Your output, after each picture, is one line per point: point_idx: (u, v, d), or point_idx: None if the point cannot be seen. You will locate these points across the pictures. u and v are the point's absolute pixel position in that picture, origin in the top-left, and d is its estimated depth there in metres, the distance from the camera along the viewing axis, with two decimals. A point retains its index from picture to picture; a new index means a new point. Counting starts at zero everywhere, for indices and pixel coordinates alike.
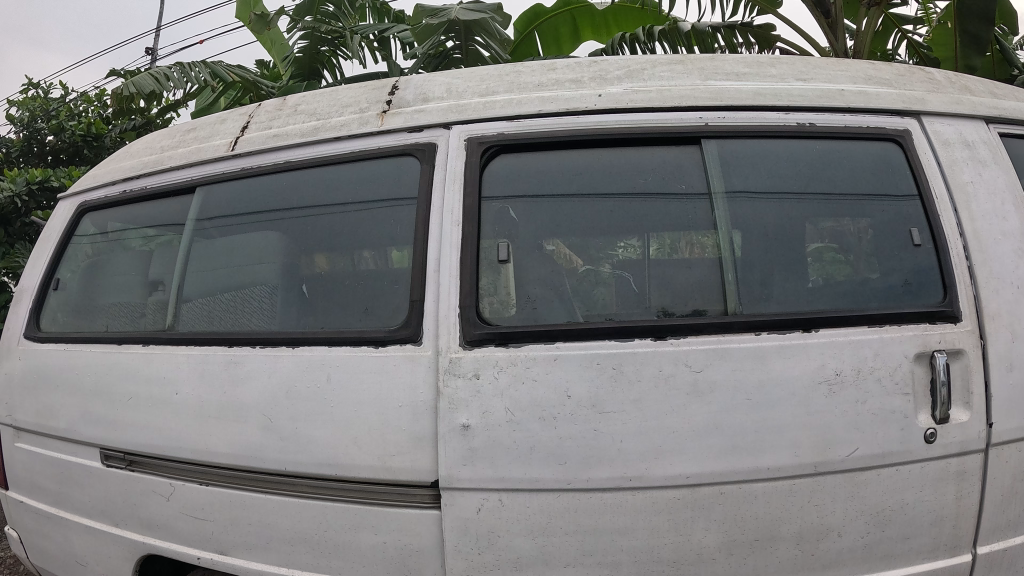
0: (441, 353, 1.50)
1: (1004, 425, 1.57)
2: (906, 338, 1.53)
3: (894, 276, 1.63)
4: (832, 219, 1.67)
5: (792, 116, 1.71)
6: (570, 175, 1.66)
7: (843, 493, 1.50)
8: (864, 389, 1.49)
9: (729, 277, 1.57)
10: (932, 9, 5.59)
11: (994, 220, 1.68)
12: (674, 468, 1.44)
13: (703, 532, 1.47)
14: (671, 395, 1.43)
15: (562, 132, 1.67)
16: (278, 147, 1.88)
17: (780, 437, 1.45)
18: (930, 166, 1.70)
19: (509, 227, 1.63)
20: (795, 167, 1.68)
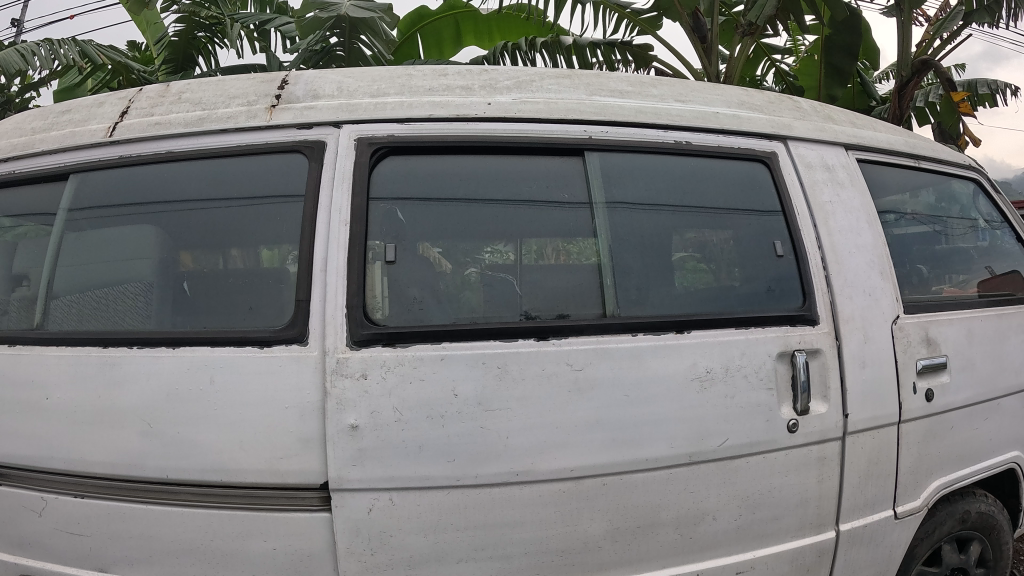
0: (328, 353, 1.49)
1: (858, 415, 1.74)
2: (770, 338, 1.66)
3: (757, 283, 1.76)
4: (700, 231, 1.78)
5: (670, 132, 1.80)
6: (458, 181, 1.69)
7: (718, 481, 1.61)
8: (732, 385, 1.60)
9: (608, 281, 1.65)
10: (800, 40, 5.98)
11: (851, 234, 1.87)
12: (559, 461, 1.50)
13: (587, 522, 1.54)
14: (554, 391, 1.50)
15: (451, 137, 1.69)
16: (158, 135, 1.82)
17: (658, 431, 1.55)
18: (793, 185, 1.86)
19: (396, 229, 1.63)
20: (670, 180, 1.79)
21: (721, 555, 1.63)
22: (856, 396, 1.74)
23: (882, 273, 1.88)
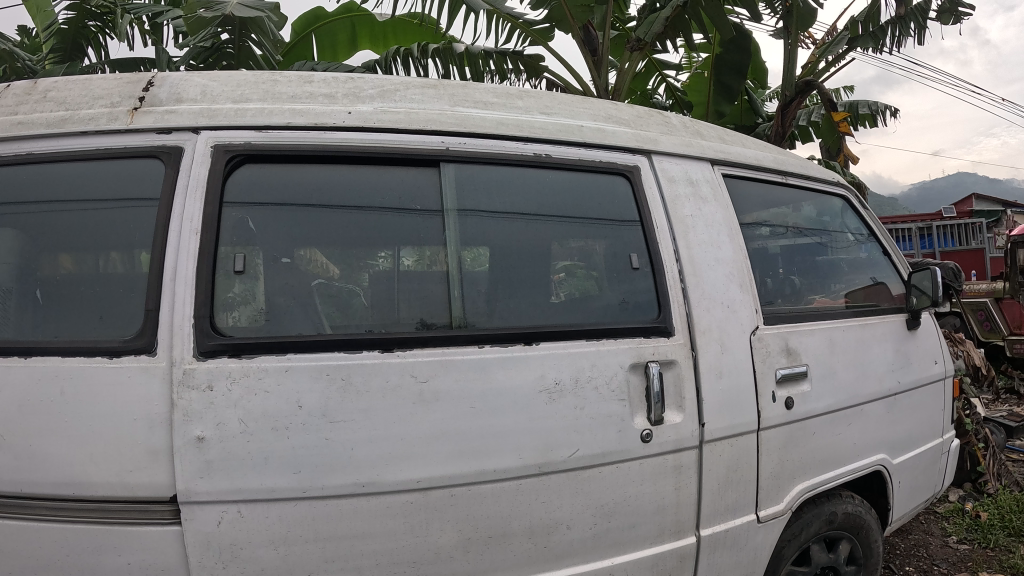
0: (174, 364, 1.47)
1: (714, 424, 1.84)
2: (622, 349, 1.74)
3: (616, 295, 1.85)
4: (585, 240, 1.89)
5: (529, 145, 1.86)
6: (313, 190, 1.69)
7: (572, 490, 1.67)
8: (580, 396, 1.66)
9: (457, 292, 1.69)
10: (691, 57, 6.23)
11: (710, 247, 1.99)
12: (395, 473, 1.52)
13: (430, 536, 1.56)
14: (394, 405, 1.52)
15: (307, 145, 1.69)
16: (18, 135, 1.70)
17: (502, 443, 1.59)
18: (653, 199, 1.95)
19: (247, 238, 1.63)
20: (529, 193, 1.84)
21: (573, 562, 1.69)
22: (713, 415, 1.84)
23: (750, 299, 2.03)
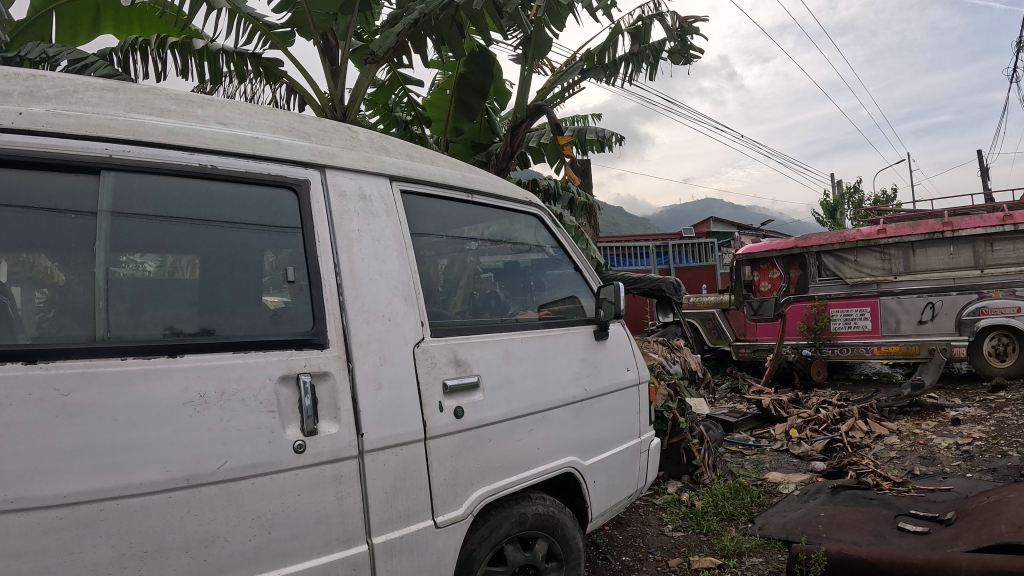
0: (69, 377, 1.41)
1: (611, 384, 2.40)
2: (546, 339, 2.62)
3: (528, 298, 2.74)
4: (500, 259, 2.69)
5: (450, 172, 2.56)
6: (203, 197, 1.75)
7: (553, 433, 2.54)
8: (507, 377, 2.35)
9: (435, 268, 2.32)
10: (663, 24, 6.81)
11: (559, 269, 2.98)
12: (423, 421, 2.01)
13: (467, 468, 2.16)
14: (401, 350, 2.01)
15: (205, 144, 1.77)
16: None
17: (412, 408, 1.98)
18: (531, 229, 2.91)
19: (140, 241, 1.64)
20: (463, 210, 2.53)
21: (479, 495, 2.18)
22: (613, 361, 3.00)
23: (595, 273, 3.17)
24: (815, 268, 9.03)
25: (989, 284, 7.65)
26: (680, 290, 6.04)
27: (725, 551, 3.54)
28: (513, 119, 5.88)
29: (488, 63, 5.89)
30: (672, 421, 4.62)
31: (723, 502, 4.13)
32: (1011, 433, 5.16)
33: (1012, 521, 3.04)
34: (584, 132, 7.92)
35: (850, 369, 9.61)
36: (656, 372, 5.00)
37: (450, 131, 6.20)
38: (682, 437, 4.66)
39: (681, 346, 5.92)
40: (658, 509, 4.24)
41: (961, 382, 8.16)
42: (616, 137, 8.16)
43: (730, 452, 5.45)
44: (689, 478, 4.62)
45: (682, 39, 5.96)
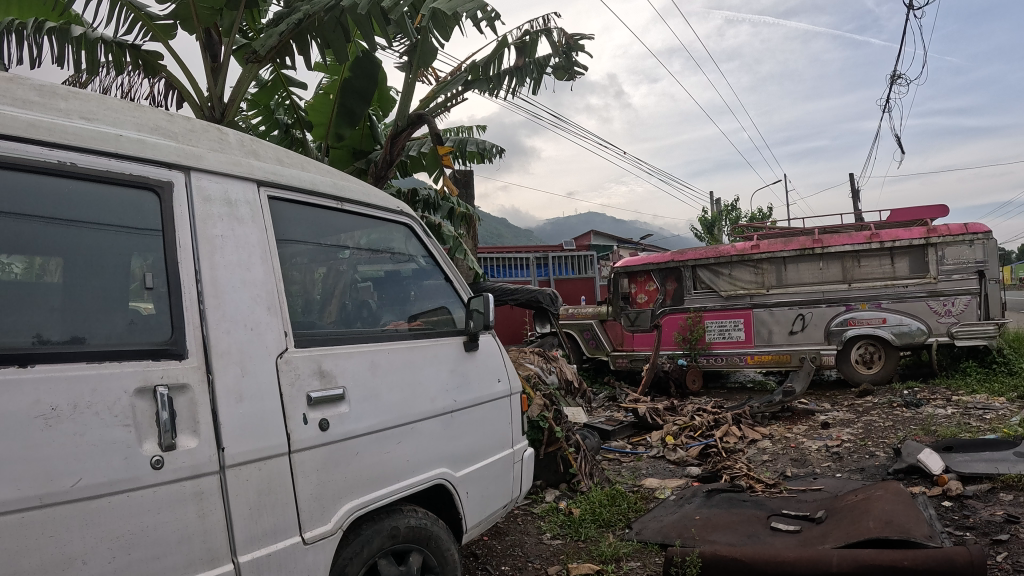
0: None
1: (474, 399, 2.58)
2: (413, 348, 2.80)
3: (397, 305, 2.92)
4: (369, 269, 2.86)
5: (324, 181, 2.70)
6: (65, 199, 1.75)
7: (422, 445, 2.71)
8: (375, 389, 2.49)
9: (304, 279, 2.46)
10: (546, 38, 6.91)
11: (426, 278, 3.17)
12: (287, 434, 2.10)
13: (335, 481, 2.27)
14: (263, 360, 2.09)
15: (66, 142, 1.77)
16: None
17: (275, 420, 2.06)
18: (400, 238, 3.08)
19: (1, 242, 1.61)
20: (334, 221, 2.69)
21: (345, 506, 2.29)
22: (482, 373, 3.22)
23: (468, 284, 3.38)
24: (691, 280, 9.15)
25: (858, 298, 8.19)
26: (556, 301, 6.32)
27: (602, 557, 3.63)
28: (394, 127, 5.80)
29: (371, 67, 5.83)
30: (548, 431, 4.64)
31: (602, 508, 4.23)
32: (874, 434, 5.54)
33: (879, 517, 3.24)
34: (464, 143, 7.92)
35: (727, 377, 10.03)
36: (533, 383, 4.95)
37: (331, 136, 6.04)
38: (558, 446, 4.69)
39: (556, 356, 5.74)
40: (536, 518, 4.24)
41: (830, 388, 8.69)
42: (496, 149, 8.22)
43: (608, 460, 5.53)
44: (567, 486, 4.68)
45: (567, 55, 6.05)
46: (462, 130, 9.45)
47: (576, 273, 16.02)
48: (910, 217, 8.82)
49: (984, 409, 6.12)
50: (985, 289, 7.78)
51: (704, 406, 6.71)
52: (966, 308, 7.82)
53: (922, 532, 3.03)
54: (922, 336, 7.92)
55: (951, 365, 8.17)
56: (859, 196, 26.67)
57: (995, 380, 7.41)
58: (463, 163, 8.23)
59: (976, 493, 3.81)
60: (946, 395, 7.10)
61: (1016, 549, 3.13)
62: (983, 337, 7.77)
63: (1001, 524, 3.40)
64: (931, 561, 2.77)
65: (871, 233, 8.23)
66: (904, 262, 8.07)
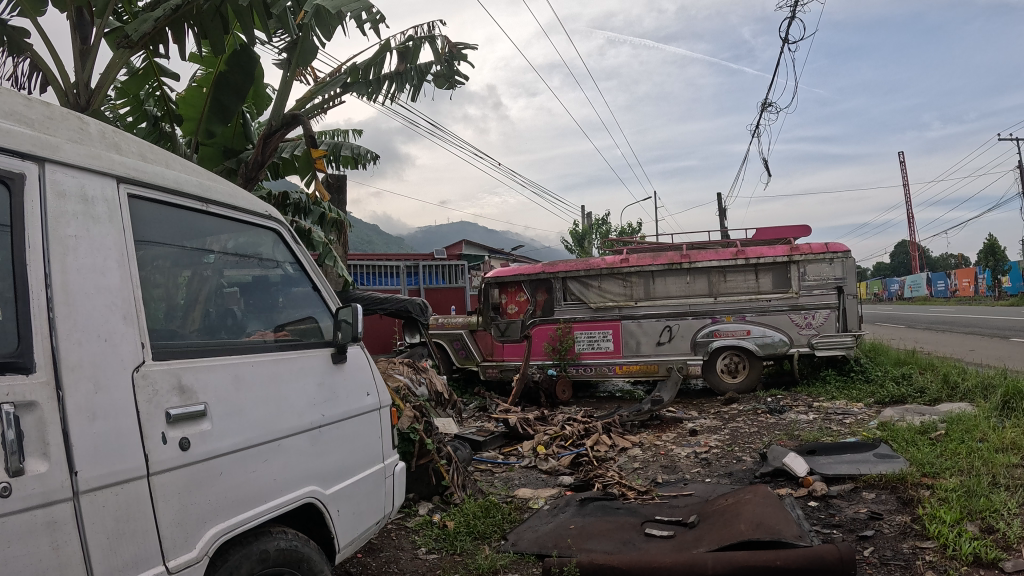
0: None
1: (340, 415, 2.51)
2: (279, 361, 2.66)
3: (262, 316, 2.77)
4: (233, 275, 2.69)
5: (190, 178, 2.49)
6: None
7: (289, 462, 2.57)
8: (239, 406, 2.36)
9: (165, 291, 2.29)
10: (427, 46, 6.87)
11: (293, 286, 3.02)
12: (145, 456, 1.95)
13: (198, 505, 2.13)
14: (118, 374, 1.93)
15: None
16: None
17: (133, 440, 1.92)
18: (269, 243, 2.92)
19: None
20: (198, 227, 2.50)
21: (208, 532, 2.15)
22: (351, 386, 3.10)
23: (334, 293, 3.27)
24: (561, 292, 9.33)
25: (722, 311, 8.67)
26: (426, 311, 6.15)
27: (480, 569, 3.59)
28: (268, 126, 5.58)
29: (249, 64, 5.69)
30: (418, 443, 4.51)
31: (476, 520, 4.16)
32: (739, 440, 5.85)
33: (749, 520, 3.41)
34: (339, 147, 7.75)
35: (593, 387, 10.27)
36: (402, 395, 4.77)
37: (200, 132, 5.72)
38: (429, 458, 4.56)
39: (425, 367, 5.59)
40: (411, 533, 4.14)
41: (695, 396, 9.12)
42: (370, 155, 8.12)
43: (480, 471, 5.48)
44: (439, 499, 4.56)
45: (448, 64, 6.05)
46: (336, 134, 9.22)
47: (446, 283, 15.96)
48: (775, 236, 9.38)
49: (843, 414, 6.62)
50: (842, 304, 8.42)
51: (573, 416, 6.82)
52: (825, 321, 8.43)
53: (792, 533, 3.24)
54: (785, 347, 8.46)
55: (812, 373, 8.79)
56: (720, 215, 28.29)
57: (853, 387, 8.02)
58: (336, 168, 8.03)
59: (839, 493, 4.10)
60: (807, 402, 7.61)
61: (879, 544, 3.39)
62: (840, 347, 8.40)
63: (865, 521, 3.68)
64: (802, 559, 2.96)
65: (736, 250, 8.75)
66: (767, 278, 8.62)
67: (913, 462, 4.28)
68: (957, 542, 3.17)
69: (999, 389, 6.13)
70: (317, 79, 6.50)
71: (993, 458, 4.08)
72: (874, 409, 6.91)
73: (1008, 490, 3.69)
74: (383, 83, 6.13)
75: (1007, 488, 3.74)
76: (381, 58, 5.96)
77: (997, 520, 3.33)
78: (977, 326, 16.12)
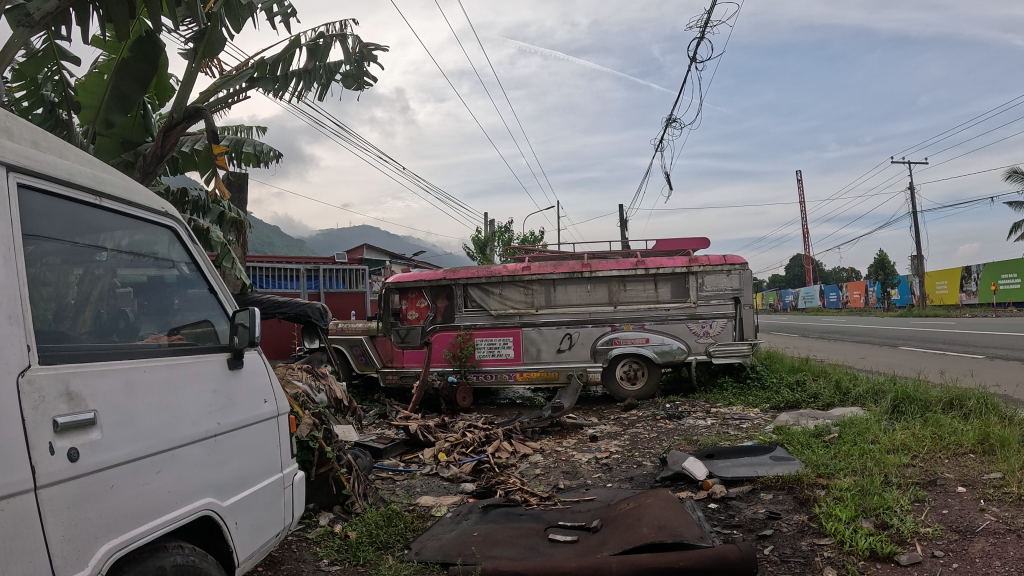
0: None
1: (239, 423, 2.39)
2: (177, 365, 2.51)
3: (157, 318, 2.60)
4: (127, 275, 2.51)
5: (85, 170, 2.31)
6: None
7: (185, 474, 2.40)
8: (134, 413, 2.20)
9: (54, 292, 2.12)
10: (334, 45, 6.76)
11: (190, 286, 2.86)
12: (32, 467, 1.80)
13: (90, 520, 1.97)
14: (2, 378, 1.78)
15: None
16: None
17: (18, 450, 1.77)
18: (166, 241, 2.75)
19: None
20: (92, 222, 2.32)
21: (100, 548, 2.00)
22: (249, 392, 2.93)
23: (232, 296, 3.10)
24: (462, 298, 9.31)
25: (621, 319, 8.90)
26: (325, 315, 6.03)
27: None
28: (169, 120, 5.62)
29: (154, 51, 5.41)
30: (318, 451, 4.37)
31: (378, 530, 4.09)
32: (639, 445, 6.00)
33: (652, 523, 3.50)
34: (241, 143, 7.56)
35: (494, 395, 10.29)
36: (301, 401, 4.61)
37: (99, 122, 5.43)
38: (330, 466, 4.44)
39: (325, 373, 5.44)
40: (312, 544, 4.01)
41: (594, 403, 9.30)
42: (274, 153, 7.94)
43: (381, 479, 5.38)
44: (340, 509, 4.45)
45: (359, 64, 5.98)
46: (238, 129, 8.93)
47: (345, 287, 15.64)
48: (674, 247, 9.71)
49: (739, 419, 6.91)
50: (739, 313, 8.84)
51: (475, 423, 6.81)
52: (722, 330, 8.82)
53: (693, 534, 3.36)
54: (683, 354, 8.78)
55: (709, 380, 9.12)
56: (620, 226, 29.06)
57: (748, 393, 8.39)
58: (237, 165, 7.78)
59: (738, 494, 4.28)
60: (705, 408, 7.90)
61: (779, 542, 3.56)
62: (738, 355, 8.78)
63: (764, 521, 3.85)
64: (705, 560, 3.06)
65: (636, 260, 9.01)
66: (666, 287, 8.93)
67: (808, 464, 4.53)
68: (853, 538, 3.39)
69: (886, 394, 6.54)
70: (221, 72, 6.29)
71: (885, 458, 4.43)
72: (769, 414, 7.23)
73: (899, 488, 4.00)
74: (290, 80, 5.96)
75: (898, 486, 4.05)
76: (289, 54, 5.81)
77: (890, 516, 3.60)
78: (859, 336, 17.19)
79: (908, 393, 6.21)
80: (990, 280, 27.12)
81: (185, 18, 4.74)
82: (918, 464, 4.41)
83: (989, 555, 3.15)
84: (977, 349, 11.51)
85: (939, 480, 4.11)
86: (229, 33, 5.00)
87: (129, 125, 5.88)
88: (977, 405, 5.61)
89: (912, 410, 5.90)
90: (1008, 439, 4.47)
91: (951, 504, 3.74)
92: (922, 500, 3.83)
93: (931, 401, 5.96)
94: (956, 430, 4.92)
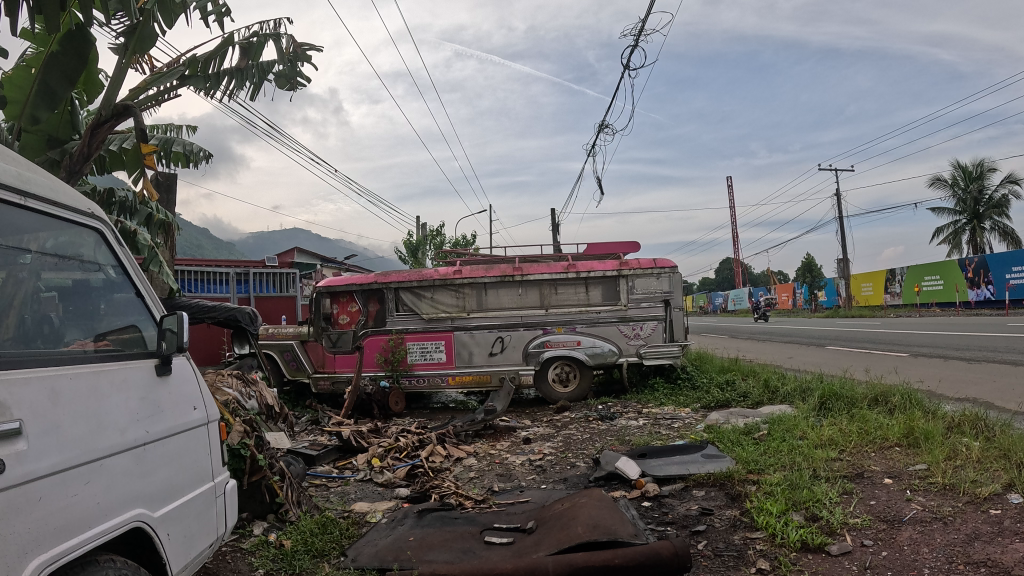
0: None
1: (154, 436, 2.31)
2: (101, 370, 2.40)
3: (81, 321, 2.49)
4: (50, 280, 2.40)
5: (10, 172, 2.20)
6: None
7: (113, 485, 2.30)
8: (59, 423, 2.10)
9: None
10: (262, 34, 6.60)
11: (115, 290, 2.74)
12: None
13: (18, 534, 1.88)
14: None
15: None
16: None
17: None
18: (92, 245, 2.63)
19: None
20: (16, 226, 2.22)
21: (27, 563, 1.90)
22: (175, 399, 2.82)
23: (158, 299, 3.00)
24: (393, 302, 9.24)
25: (553, 322, 9.00)
26: (255, 320, 5.89)
27: None
28: (95, 117, 5.47)
29: (82, 46, 5.19)
30: (250, 459, 4.26)
31: (313, 538, 4.02)
32: (572, 446, 6.08)
33: (586, 522, 3.56)
34: (170, 143, 7.33)
35: (426, 399, 10.23)
36: (230, 408, 4.47)
37: (24, 118, 5.23)
38: (262, 474, 4.34)
39: (255, 380, 5.30)
40: (246, 554, 3.91)
41: (528, 405, 9.37)
42: (204, 153, 7.74)
43: (314, 486, 5.29)
44: (274, 518, 4.36)
45: (292, 64, 5.87)
46: (167, 128, 8.68)
47: (276, 291, 15.33)
48: (605, 251, 9.88)
49: (671, 418, 7.08)
50: (669, 316, 9.06)
51: (408, 427, 6.77)
52: (652, 332, 9.02)
53: (628, 532, 3.45)
54: (614, 356, 8.93)
55: (640, 381, 9.32)
56: (553, 229, 29.34)
57: (679, 394, 8.61)
58: (166, 165, 7.57)
59: (671, 492, 4.39)
60: (637, 408, 8.05)
61: (712, 537, 3.67)
62: (667, 357, 9.00)
63: (697, 517, 3.96)
64: (640, 556, 3.13)
65: (567, 264, 9.12)
66: (597, 290, 9.08)
67: (739, 461, 4.69)
68: (784, 531, 3.53)
69: (814, 392, 6.83)
70: (151, 67, 6.11)
71: (813, 454, 4.61)
72: (701, 413, 7.44)
73: (827, 481, 4.18)
74: (222, 79, 5.82)
75: (826, 480, 4.23)
76: (221, 52, 5.67)
77: (820, 508, 3.76)
78: (788, 337, 17.88)
79: (836, 390, 6.50)
80: (909, 283, 28.52)
81: (116, 12, 4.63)
82: (846, 458, 4.62)
83: (917, 543, 3.33)
84: (902, 348, 12.11)
85: (866, 473, 4.31)
86: (163, 27, 4.91)
87: (55, 121, 5.68)
88: (901, 400, 5.91)
89: (840, 407, 6.16)
90: (930, 432, 4.72)
91: (879, 495, 3.93)
92: (850, 492, 4.01)
93: (857, 399, 6.23)
94: (882, 424, 5.17)
